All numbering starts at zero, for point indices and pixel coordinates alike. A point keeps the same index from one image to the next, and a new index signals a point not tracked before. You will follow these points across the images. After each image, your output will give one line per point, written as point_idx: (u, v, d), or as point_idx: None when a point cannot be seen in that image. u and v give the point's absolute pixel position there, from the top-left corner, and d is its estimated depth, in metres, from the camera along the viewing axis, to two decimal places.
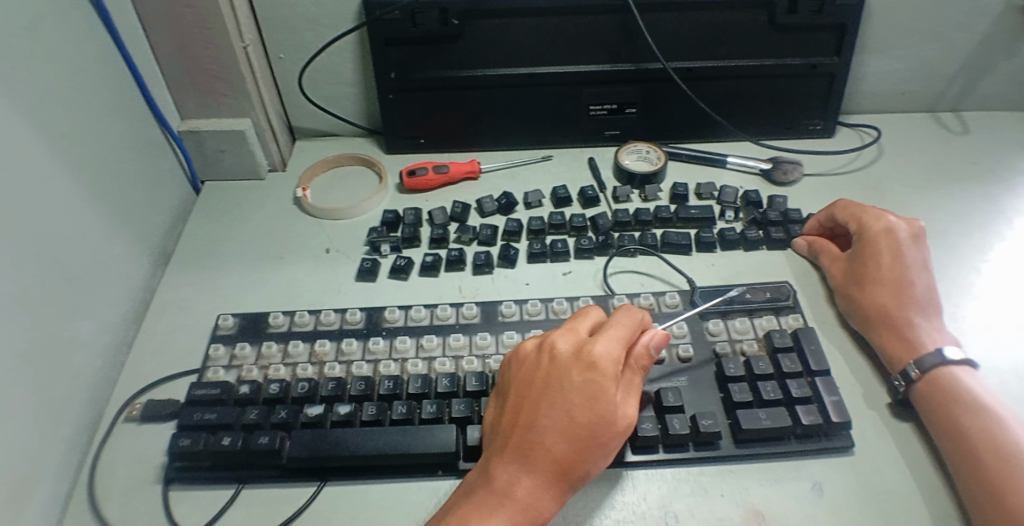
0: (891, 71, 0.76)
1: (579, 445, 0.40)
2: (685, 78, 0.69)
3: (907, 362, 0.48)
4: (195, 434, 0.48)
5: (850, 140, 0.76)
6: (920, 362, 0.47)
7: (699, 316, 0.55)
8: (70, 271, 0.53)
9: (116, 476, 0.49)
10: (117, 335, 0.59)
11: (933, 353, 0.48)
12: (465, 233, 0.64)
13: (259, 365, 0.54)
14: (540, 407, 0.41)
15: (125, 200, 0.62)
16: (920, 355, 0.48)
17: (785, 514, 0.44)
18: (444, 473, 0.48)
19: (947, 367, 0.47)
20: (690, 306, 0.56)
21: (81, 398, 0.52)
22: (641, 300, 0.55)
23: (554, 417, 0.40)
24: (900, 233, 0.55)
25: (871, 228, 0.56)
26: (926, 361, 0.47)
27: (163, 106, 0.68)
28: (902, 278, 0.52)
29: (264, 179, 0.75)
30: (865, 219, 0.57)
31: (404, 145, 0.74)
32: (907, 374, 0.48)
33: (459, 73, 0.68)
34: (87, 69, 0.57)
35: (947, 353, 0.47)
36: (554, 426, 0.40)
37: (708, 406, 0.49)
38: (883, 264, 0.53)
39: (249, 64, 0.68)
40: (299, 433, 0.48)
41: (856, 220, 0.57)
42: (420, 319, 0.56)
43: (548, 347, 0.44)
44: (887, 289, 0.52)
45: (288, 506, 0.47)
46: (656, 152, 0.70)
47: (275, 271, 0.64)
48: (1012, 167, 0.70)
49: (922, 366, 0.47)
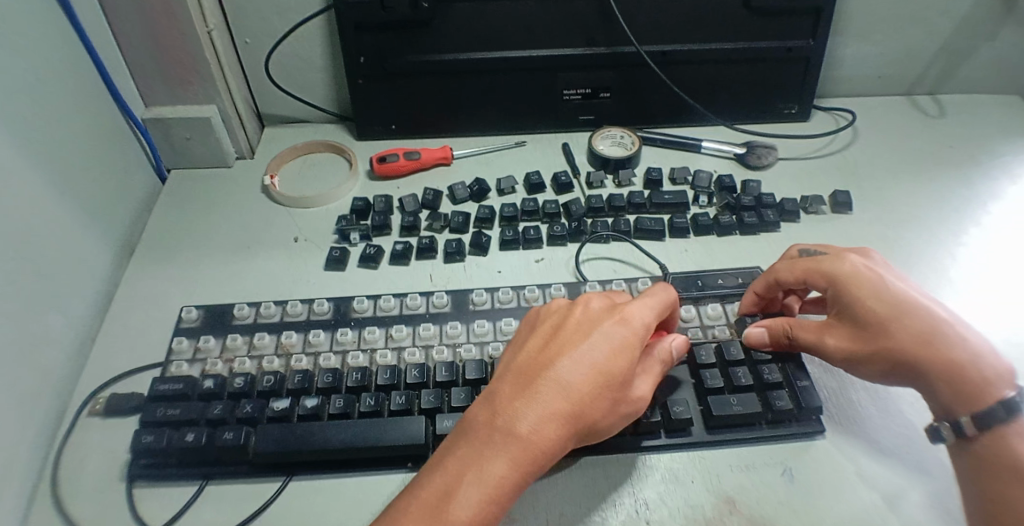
0: (868, 55, 0.76)
1: (598, 392, 0.37)
2: (660, 62, 0.68)
3: (961, 412, 0.41)
4: (159, 430, 0.47)
5: (826, 124, 0.75)
6: (984, 416, 0.40)
7: None
8: (30, 265, 0.51)
9: (78, 473, 0.48)
10: (80, 329, 0.57)
11: (999, 404, 0.40)
12: (437, 220, 0.63)
13: (224, 358, 0.53)
14: (566, 350, 0.38)
15: (89, 190, 0.60)
16: (980, 406, 0.40)
17: (756, 500, 0.44)
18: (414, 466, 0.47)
19: (1013, 421, 0.40)
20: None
21: (42, 393, 0.51)
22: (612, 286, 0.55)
23: (577, 357, 0.37)
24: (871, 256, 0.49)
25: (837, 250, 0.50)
26: (991, 415, 0.40)
27: (127, 94, 0.66)
28: (911, 320, 0.43)
29: (233, 167, 0.74)
30: (821, 264, 0.48)
31: (377, 132, 0.73)
32: (959, 426, 0.41)
33: (431, 58, 0.66)
34: (47, 57, 0.55)
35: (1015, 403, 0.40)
36: (577, 368, 0.37)
37: (680, 393, 0.49)
38: (879, 312, 0.44)
39: (215, 49, 0.66)
40: (266, 427, 0.47)
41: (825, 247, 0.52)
42: (389, 308, 0.55)
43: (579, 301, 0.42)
44: (903, 338, 0.43)
45: (255, 501, 0.46)
46: (631, 138, 0.70)
47: (243, 261, 0.62)
48: (988, 150, 0.70)
49: (983, 422, 0.40)
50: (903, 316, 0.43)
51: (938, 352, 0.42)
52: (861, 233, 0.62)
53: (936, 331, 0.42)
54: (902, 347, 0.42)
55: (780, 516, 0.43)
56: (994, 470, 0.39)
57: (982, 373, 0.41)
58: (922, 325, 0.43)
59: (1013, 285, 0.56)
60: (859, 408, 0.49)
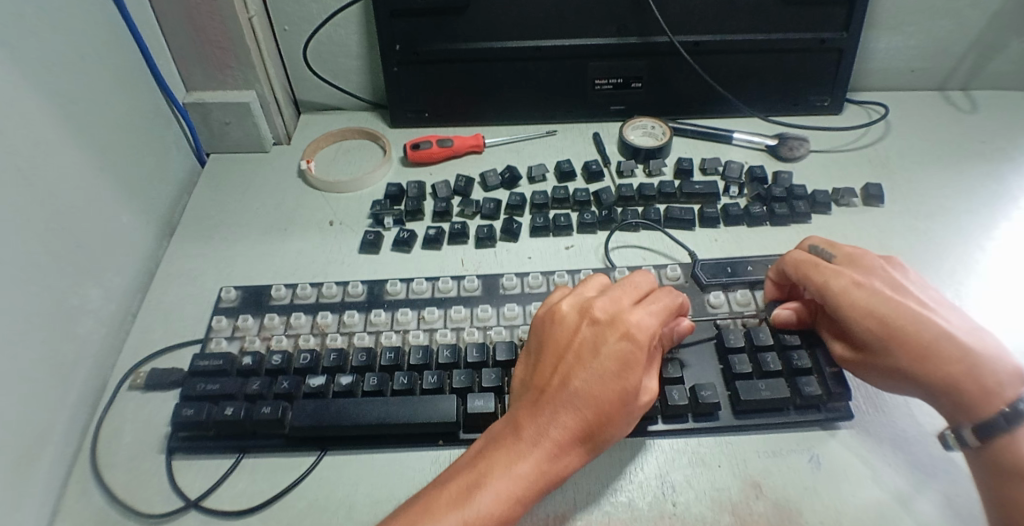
0: (902, 48, 0.75)
1: (610, 407, 0.39)
2: (692, 53, 0.68)
3: (963, 422, 0.41)
4: (199, 403, 0.49)
5: (858, 118, 0.75)
6: (982, 427, 0.40)
7: (701, 289, 0.55)
8: (77, 240, 0.53)
9: (122, 441, 0.50)
10: (123, 305, 0.59)
11: (1002, 413, 0.39)
12: (468, 206, 0.64)
13: (261, 336, 0.54)
14: (576, 368, 0.40)
15: (130, 171, 0.62)
16: (980, 417, 0.40)
17: (782, 486, 0.44)
18: (445, 443, 0.48)
19: (1016, 429, 0.39)
20: (692, 280, 0.55)
21: (87, 365, 0.53)
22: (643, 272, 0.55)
23: (589, 375, 0.39)
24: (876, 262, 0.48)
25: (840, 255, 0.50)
26: (989, 426, 0.39)
27: (168, 78, 0.68)
28: (909, 333, 0.42)
29: (269, 152, 0.75)
30: (820, 271, 0.47)
31: (409, 119, 0.74)
32: (961, 435, 0.41)
33: (465, 46, 0.67)
34: (92, 40, 0.56)
35: (1020, 410, 0.39)
36: (591, 386, 0.39)
37: (709, 378, 0.49)
38: (873, 328, 0.43)
39: (254, 36, 0.67)
40: (301, 402, 0.48)
41: (831, 247, 0.51)
42: (422, 291, 0.56)
43: (588, 311, 0.43)
44: (898, 354, 0.43)
45: (290, 473, 0.47)
46: (662, 128, 0.70)
47: (280, 243, 0.64)
48: (1021, 146, 0.69)
49: (982, 432, 0.40)
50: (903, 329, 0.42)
51: (937, 367, 0.41)
52: (892, 226, 0.61)
53: (936, 344, 0.42)
54: (896, 362, 0.43)
55: (807, 501, 0.43)
56: (1000, 475, 0.39)
57: (985, 382, 0.40)
58: (921, 336, 0.42)
59: None
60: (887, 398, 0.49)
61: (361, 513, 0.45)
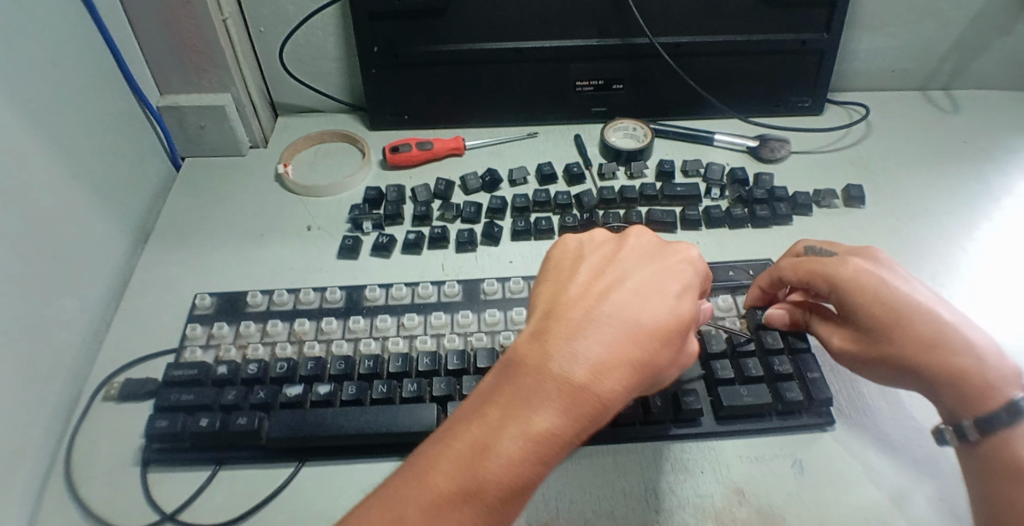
0: (882, 49, 0.75)
1: (660, 328, 0.32)
2: (673, 55, 0.68)
3: (964, 416, 0.40)
4: (173, 415, 0.48)
5: (839, 118, 0.75)
6: (986, 420, 0.39)
7: None
8: (47, 250, 0.52)
9: (93, 456, 0.48)
10: (96, 315, 0.58)
11: (1004, 408, 0.38)
12: (449, 210, 0.63)
13: (237, 344, 0.53)
14: (619, 291, 0.33)
15: (104, 178, 0.60)
16: (982, 411, 0.39)
17: (765, 492, 0.44)
18: None
19: (1017, 425, 0.38)
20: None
21: (59, 378, 0.51)
22: None
23: (635, 293, 0.33)
24: (879, 254, 0.47)
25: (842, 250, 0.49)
26: (992, 420, 0.39)
27: (142, 82, 0.67)
28: (915, 324, 0.41)
29: (247, 156, 0.74)
30: (826, 265, 0.46)
31: (389, 121, 0.73)
32: (961, 430, 0.40)
33: (445, 48, 0.66)
34: (63, 44, 0.55)
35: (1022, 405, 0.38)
36: (637, 302, 0.33)
37: (691, 384, 0.49)
38: (878, 320, 0.42)
39: (229, 38, 0.66)
40: (279, 413, 0.47)
41: (830, 244, 0.50)
42: (401, 297, 0.56)
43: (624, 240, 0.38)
44: (901, 347, 0.42)
45: (268, 485, 0.47)
46: (644, 129, 0.70)
47: (257, 249, 0.63)
48: (1000, 146, 0.70)
49: (985, 426, 0.39)
50: (909, 319, 0.41)
51: (941, 359, 0.40)
52: (873, 227, 0.62)
53: (942, 337, 0.41)
54: (897, 354, 0.42)
55: (789, 507, 0.43)
56: (993, 472, 0.38)
57: (989, 376, 0.40)
58: (926, 328, 0.41)
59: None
60: (871, 401, 0.49)
61: None
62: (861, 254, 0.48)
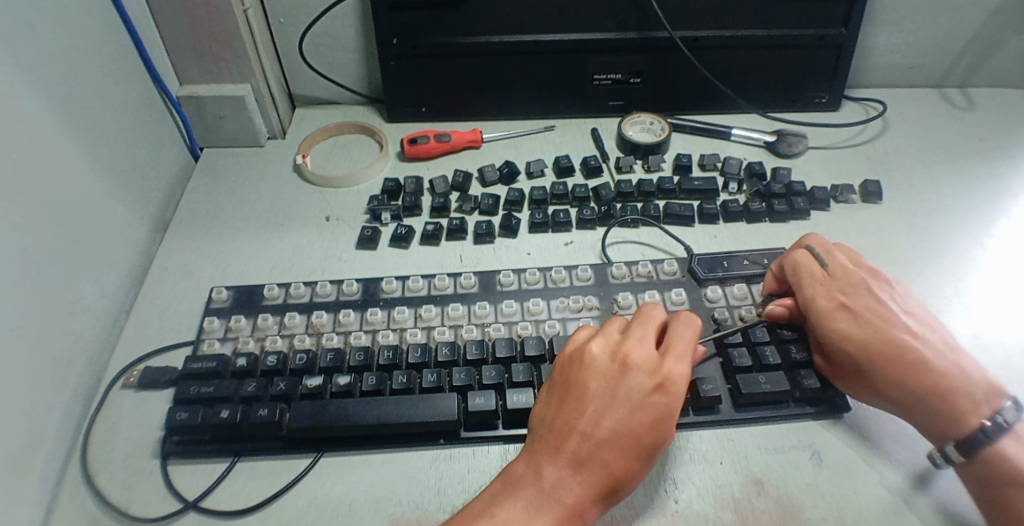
0: (899, 45, 0.75)
1: (635, 465, 0.39)
2: (691, 48, 0.68)
3: (946, 438, 0.42)
4: (193, 407, 0.47)
5: (855, 114, 0.75)
6: (969, 441, 0.40)
7: (697, 283, 0.55)
8: (70, 234, 0.52)
9: (115, 441, 0.49)
10: (116, 301, 0.58)
11: (981, 430, 0.40)
12: (467, 202, 0.63)
13: (255, 337, 0.53)
14: (605, 417, 0.39)
15: (124, 165, 0.61)
16: (963, 434, 0.41)
17: (783, 481, 0.44)
18: (446, 442, 0.48)
19: (997, 443, 0.40)
20: (689, 273, 0.55)
21: (79, 363, 0.52)
22: (639, 267, 0.55)
23: (618, 423, 0.39)
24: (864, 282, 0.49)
25: (836, 268, 0.50)
26: (973, 442, 0.40)
27: (162, 70, 0.67)
28: (879, 363, 0.44)
29: (264, 146, 0.74)
30: (809, 288, 0.49)
31: (406, 113, 0.73)
32: (946, 453, 0.41)
33: (463, 40, 0.66)
34: (86, 30, 0.55)
35: (1000, 423, 0.40)
36: (619, 440, 0.39)
37: (709, 371, 0.49)
38: (859, 345, 0.45)
39: (249, 28, 0.67)
40: (299, 404, 0.47)
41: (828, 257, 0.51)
42: (418, 289, 0.56)
43: (617, 353, 0.42)
44: (883, 371, 0.44)
45: (286, 475, 0.47)
46: (660, 124, 0.70)
47: (276, 238, 0.63)
48: (1016, 143, 0.70)
49: (968, 448, 0.40)
50: (873, 361, 0.44)
51: (926, 381, 0.43)
52: (889, 223, 0.62)
53: (905, 375, 0.43)
54: (880, 376, 0.44)
55: (808, 499, 0.43)
56: (989, 489, 0.40)
57: (956, 408, 0.42)
58: (891, 367, 0.44)
59: None
60: None
61: (362, 513, 0.44)
62: (849, 279, 0.49)
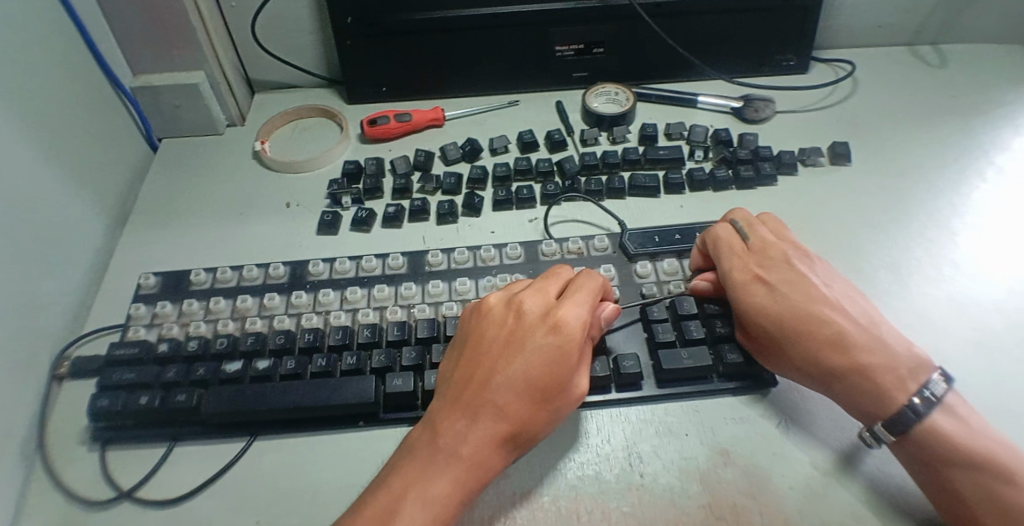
0: (869, 3, 0.73)
1: (533, 409, 0.39)
2: (653, 15, 0.66)
3: (876, 420, 0.41)
4: (115, 393, 0.47)
5: (825, 76, 0.73)
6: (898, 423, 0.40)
7: (627, 259, 0.54)
8: (24, 232, 0.51)
9: (74, 437, 0.48)
10: (76, 298, 0.57)
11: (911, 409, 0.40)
12: (428, 182, 0.62)
13: (180, 322, 0.52)
14: (499, 364, 0.40)
15: (79, 159, 0.59)
16: (893, 417, 0.40)
17: (749, 451, 0.44)
18: (366, 424, 0.47)
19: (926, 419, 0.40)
20: (620, 249, 0.54)
21: (39, 361, 0.51)
22: (568, 244, 0.54)
23: (513, 369, 0.39)
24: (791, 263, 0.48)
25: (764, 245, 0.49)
26: (903, 422, 0.40)
27: (112, 61, 0.65)
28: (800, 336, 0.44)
29: (223, 134, 0.73)
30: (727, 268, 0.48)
31: (367, 94, 0.72)
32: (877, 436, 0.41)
33: (419, 16, 0.65)
34: (29, 21, 0.54)
35: (927, 399, 0.40)
36: (512, 383, 0.39)
37: (632, 347, 0.48)
38: (768, 326, 0.45)
39: (200, 13, 0.65)
40: (217, 389, 0.47)
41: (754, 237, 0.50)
42: (372, 269, 0.55)
43: (508, 304, 0.43)
44: (793, 354, 0.44)
45: (215, 463, 0.46)
46: (626, 94, 0.68)
47: (235, 227, 0.62)
48: (991, 100, 0.68)
49: (898, 429, 0.40)
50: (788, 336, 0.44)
51: (847, 353, 0.42)
52: (858, 186, 0.61)
53: (818, 356, 0.43)
54: (790, 361, 0.44)
55: (775, 467, 0.43)
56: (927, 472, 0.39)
57: (877, 381, 0.41)
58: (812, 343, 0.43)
59: (1013, 235, 0.55)
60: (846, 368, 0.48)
61: (325, 498, 0.44)
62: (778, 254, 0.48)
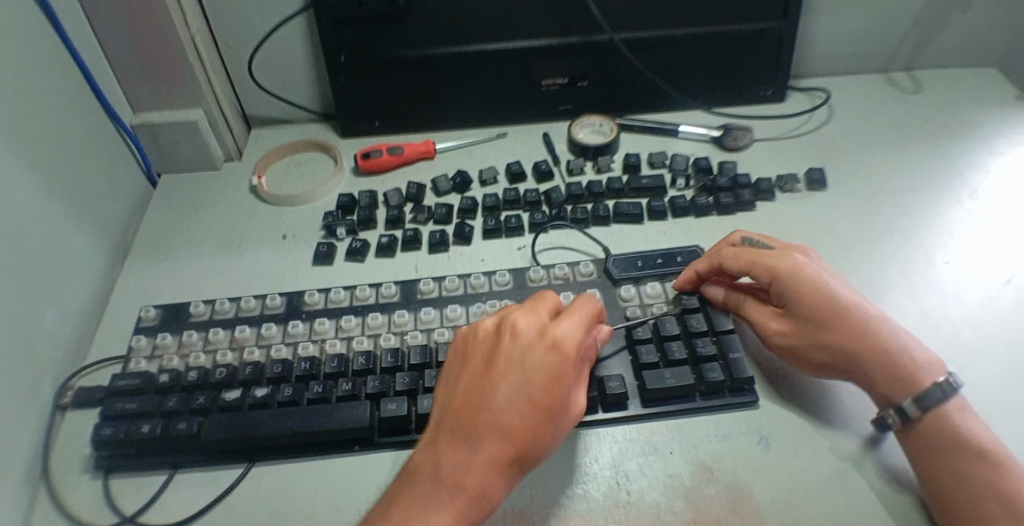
0: (841, 33, 0.77)
1: (533, 431, 0.40)
2: (633, 49, 0.69)
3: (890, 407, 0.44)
4: (117, 422, 0.48)
5: (802, 103, 0.76)
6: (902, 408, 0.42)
7: (612, 284, 0.55)
8: (29, 266, 0.53)
9: (75, 467, 0.49)
10: (79, 329, 0.59)
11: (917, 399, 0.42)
12: (420, 213, 0.64)
13: (179, 353, 0.54)
14: (496, 387, 0.40)
15: (82, 195, 0.62)
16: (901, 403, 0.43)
17: (733, 468, 0.45)
18: (361, 449, 0.48)
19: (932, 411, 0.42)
20: (604, 274, 0.56)
21: (42, 392, 0.52)
22: (555, 271, 0.56)
23: (511, 392, 0.40)
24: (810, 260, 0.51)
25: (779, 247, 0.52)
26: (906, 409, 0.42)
27: (114, 100, 0.68)
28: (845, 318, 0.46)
29: (221, 169, 0.75)
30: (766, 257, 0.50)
31: (360, 128, 0.74)
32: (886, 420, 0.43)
33: (409, 53, 0.67)
34: (36, 64, 0.56)
35: (934, 391, 0.42)
36: (511, 406, 0.39)
37: (618, 368, 0.50)
38: (817, 309, 0.46)
39: (198, 53, 0.68)
40: (216, 417, 0.48)
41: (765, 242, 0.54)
42: (365, 297, 0.56)
43: (504, 329, 0.43)
44: (839, 335, 0.45)
45: (214, 489, 0.47)
46: (609, 125, 0.71)
47: (233, 259, 0.64)
48: (964, 122, 0.71)
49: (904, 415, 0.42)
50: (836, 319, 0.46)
51: (881, 340, 0.45)
52: (836, 209, 0.63)
53: (861, 338, 0.45)
54: (835, 344, 0.45)
55: (758, 483, 0.44)
56: (926, 460, 0.41)
57: (914, 362, 0.44)
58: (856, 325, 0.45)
59: (987, 253, 0.57)
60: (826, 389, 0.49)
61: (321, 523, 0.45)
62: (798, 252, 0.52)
